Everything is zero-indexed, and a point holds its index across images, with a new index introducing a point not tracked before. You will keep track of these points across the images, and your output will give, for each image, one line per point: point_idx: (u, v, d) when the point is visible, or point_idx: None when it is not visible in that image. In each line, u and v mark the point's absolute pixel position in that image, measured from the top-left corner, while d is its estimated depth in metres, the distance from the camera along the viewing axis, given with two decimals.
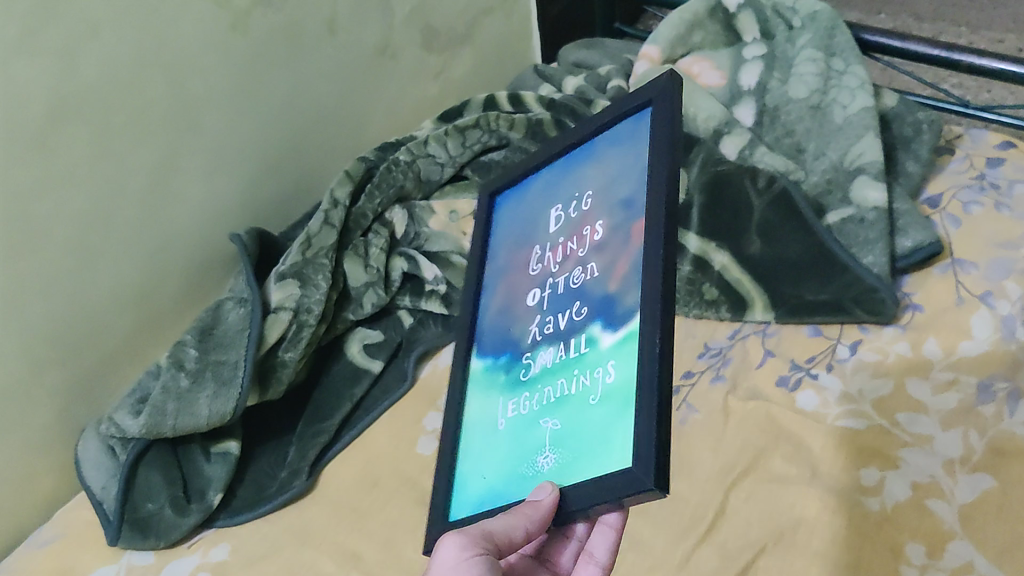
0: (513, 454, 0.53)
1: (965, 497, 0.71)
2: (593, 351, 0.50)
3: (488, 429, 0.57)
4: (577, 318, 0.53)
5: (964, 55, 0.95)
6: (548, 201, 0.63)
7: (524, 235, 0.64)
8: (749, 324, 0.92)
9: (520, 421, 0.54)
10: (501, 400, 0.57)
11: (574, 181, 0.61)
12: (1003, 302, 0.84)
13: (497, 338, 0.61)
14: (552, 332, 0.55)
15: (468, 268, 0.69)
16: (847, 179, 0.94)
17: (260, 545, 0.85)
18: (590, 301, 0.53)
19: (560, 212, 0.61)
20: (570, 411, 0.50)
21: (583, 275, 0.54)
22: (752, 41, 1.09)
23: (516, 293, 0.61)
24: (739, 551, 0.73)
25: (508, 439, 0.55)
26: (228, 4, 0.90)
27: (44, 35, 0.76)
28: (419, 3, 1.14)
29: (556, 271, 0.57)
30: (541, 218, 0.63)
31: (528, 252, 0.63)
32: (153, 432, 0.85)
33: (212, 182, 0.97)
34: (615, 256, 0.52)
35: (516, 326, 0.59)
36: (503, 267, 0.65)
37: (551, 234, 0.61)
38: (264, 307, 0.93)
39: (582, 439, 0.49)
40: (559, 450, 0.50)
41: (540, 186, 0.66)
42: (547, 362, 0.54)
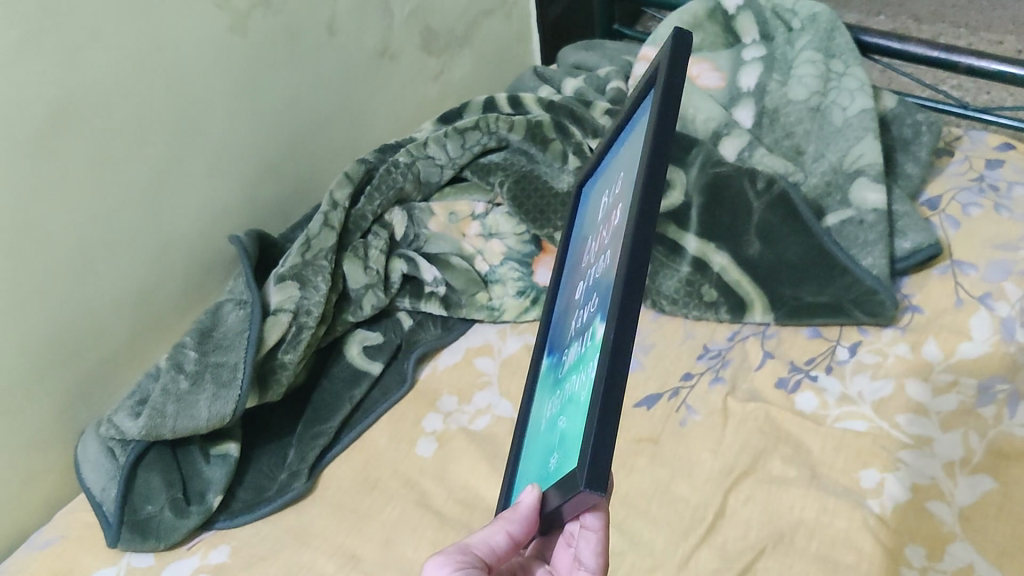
0: (540, 456, 0.50)
1: (965, 499, 0.71)
2: (591, 346, 0.45)
3: (536, 429, 0.55)
4: (591, 312, 0.48)
5: (963, 56, 0.95)
6: (604, 188, 0.59)
7: (588, 228, 0.60)
8: (748, 325, 0.92)
9: (550, 422, 0.51)
10: (546, 403, 0.54)
11: (617, 165, 0.56)
12: (1003, 303, 0.84)
13: (557, 338, 0.58)
14: (580, 328, 0.51)
15: (554, 267, 0.67)
16: (847, 180, 0.94)
17: (259, 546, 0.85)
18: (599, 294, 0.47)
19: (606, 200, 0.56)
20: (571, 409, 0.46)
21: (601, 265, 0.49)
22: (752, 43, 1.09)
23: (572, 290, 0.58)
24: (740, 552, 0.73)
25: (540, 442, 0.52)
26: (228, 6, 0.90)
27: (45, 37, 0.76)
28: (419, 4, 1.14)
29: (593, 263, 0.53)
30: (597, 208, 0.59)
31: (585, 245, 0.59)
32: (153, 434, 0.85)
33: (212, 183, 0.97)
34: (615, 240, 0.46)
35: (566, 323, 0.56)
36: (572, 262, 0.62)
37: (598, 225, 0.56)
38: (264, 309, 0.93)
39: (570, 440, 0.44)
40: (558, 452, 0.46)
41: (605, 172, 0.61)
42: (574, 358, 0.50)
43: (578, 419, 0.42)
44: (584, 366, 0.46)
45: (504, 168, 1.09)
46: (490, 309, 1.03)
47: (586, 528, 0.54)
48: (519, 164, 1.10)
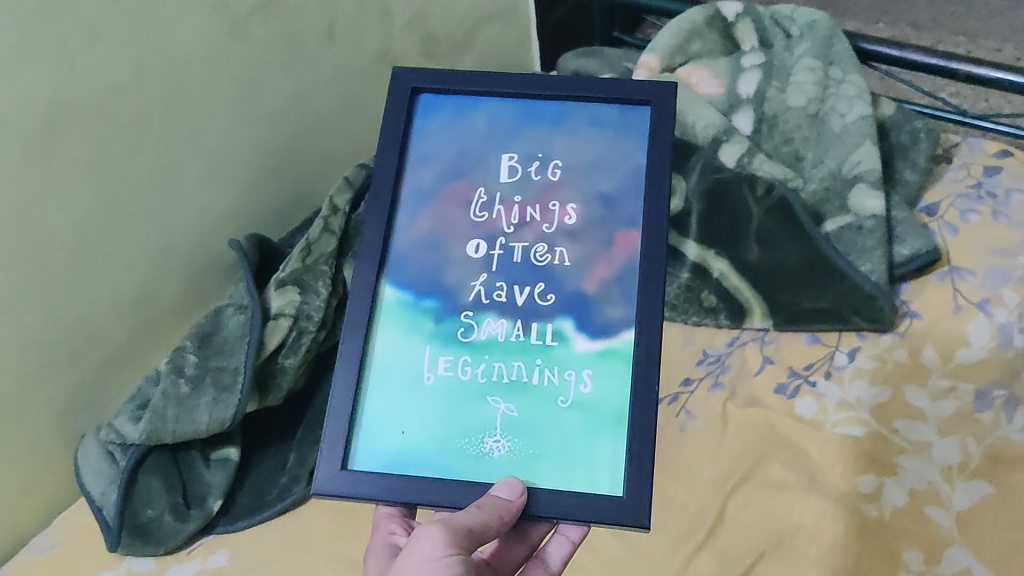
0: (450, 418, 0.56)
1: (963, 504, 0.72)
2: (563, 347, 0.57)
3: (410, 380, 0.57)
4: (541, 303, 0.57)
5: (962, 64, 0.96)
6: (496, 144, 0.61)
7: (465, 169, 0.61)
8: (748, 331, 0.92)
9: (456, 390, 0.57)
10: (428, 353, 0.58)
11: (540, 138, 0.61)
12: (1000, 309, 0.84)
13: (423, 279, 0.59)
14: (505, 304, 0.58)
15: (379, 170, 0.61)
16: (846, 187, 0.95)
17: (260, 551, 0.85)
18: (558, 291, 0.57)
19: (515, 163, 0.61)
20: (531, 402, 0.56)
21: (549, 255, 0.58)
22: (751, 50, 1.09)
23: (449, 233, 0.60)
24: (739, 556, 0.73)
25: (437, 400, 0.57)
26: (229, 10, 0.91)
27: (44, 41, 0.76)
28: (418, 11, 1.15)
29: (509, 234, 0.59)
30: (488, 156, 0.61)
31: (465, 190, 0.61)
32: (154, 438, 0.86)
33: (211, 187, 0.97)
34: (600, 256, 0.58)
35: (453, 275, 0.59)
36: (428, 190, 0.61)
37: (500, 183, 0.60)
38: (265, 314, 0.93)
39: (544, 437, 0.55)
40: (513, 438, 0.55)
41: (484, 118, 0.62)
42: (498, 334, 0.57)
43: (576, 432, 0.55)
44: (549, 362, 0.57)
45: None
46: None
47: (561, 535, 0.64)
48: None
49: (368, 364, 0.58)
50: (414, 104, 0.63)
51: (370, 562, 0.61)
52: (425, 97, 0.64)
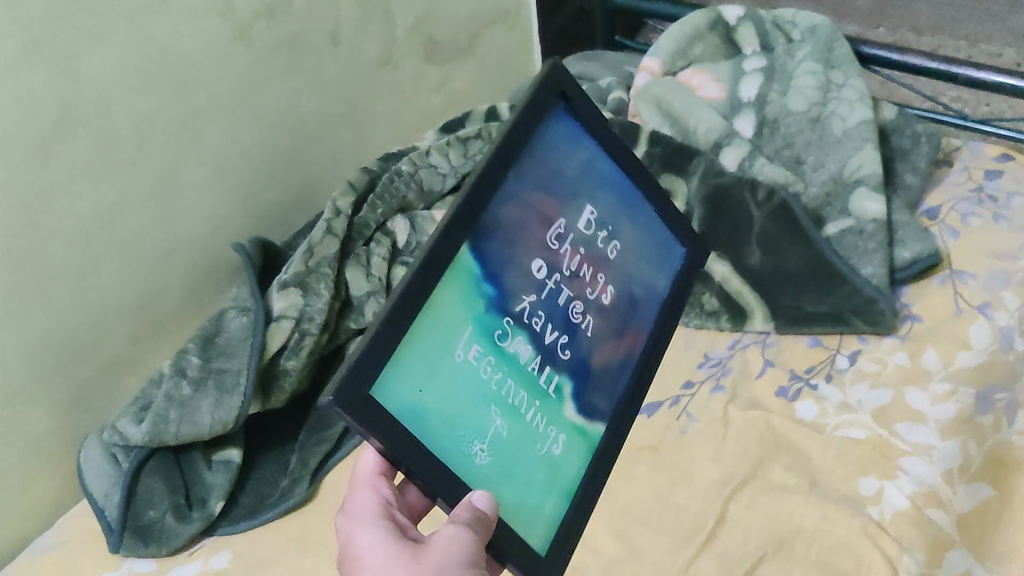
0: (457, 407, 0.49)
1: (965, 506, 0.72)
2: (559, 403, 0.56)
3: (444, 350, 0.48)
4: (562, 352, 0.56)
5: (963, 68, 0.96)
6: (583, 194, 0.61)
7: (561, 194, 0.59)
8: (749, 334, 0.92)
9: (477, 385, 0.50)
10: (472, 346, 0.50)
11: (611, 214, 0.63)
12: (1001, 312, 0.84)
13: (495, 265, 0.52)
14: (538, 333, 0.55)
15: (518, 137, 0.55)
16: (847, 191, 0.95)
17: (260, 553, 0.85)
18: (574, 350, 0.57)
19: (591, 220, 0.61)
20: (520, 433, 0.52)
21: (580, 312, 0.58)
22: (752, 54, 1.10)
23: (526, 236, 0.55)
24: (740, 559, 0.73)
25: (463, 383, 0.49)
26: (233, 14, 0.91)
27: (48, 44, 0.76)
28: (421, 16, 1.16)
29: (562, 272, 0.57)
30: (578, 197, 0.60)
31: (549, 209, 0.57)
32: (156, 440, 0.86)
33: (215, 191, 0.97)
34: (610, 342, 0.61)
35: (513, 279, 0.53)
36: (531, 183, 0.56)
37: (575, 226, 0.59)
38: (268, 316, 0.94)
39: (515, 469, 0.52)
40: (495, 457, 0.50)
41: (585, 162, 0.61)
42: (522, 357, 0.53)
43: (538, 482, 0.53)
44: (551, 408, 0.55)
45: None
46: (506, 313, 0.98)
47: None
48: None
49: (427, 305, 0.47)
50: (556, 109, 0.59)
51: (356, 532, 0.51)
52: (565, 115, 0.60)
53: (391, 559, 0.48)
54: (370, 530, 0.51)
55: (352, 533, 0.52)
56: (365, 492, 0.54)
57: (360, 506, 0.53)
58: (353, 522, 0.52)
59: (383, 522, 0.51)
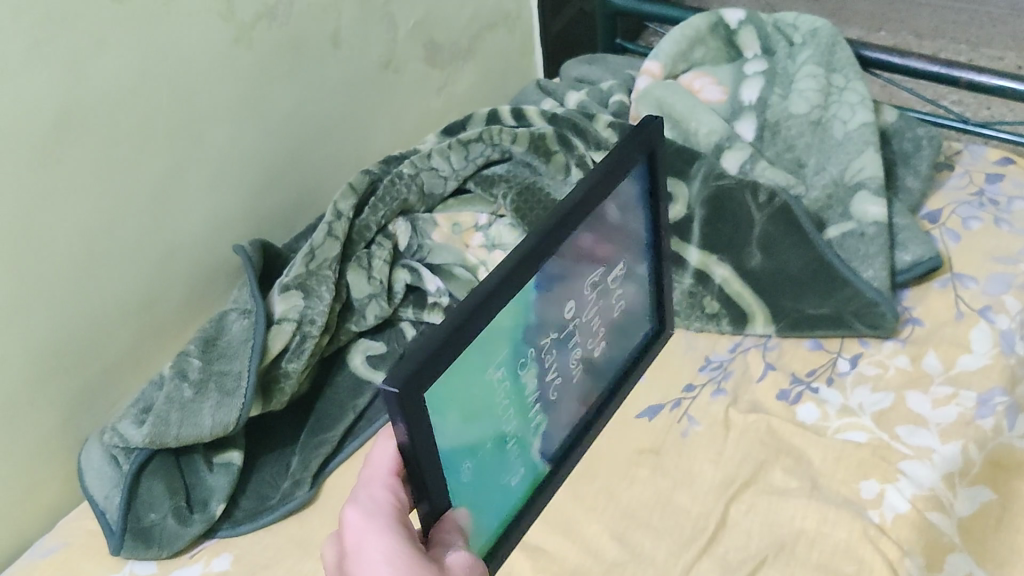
0: (467, 423, 0.49)
1: (965, 510, 0.73)
2: (532, 438, 0.56)
3: (481, 370, 0.48)
4: (549, 391, 0.56)
5: (963, 71, 0.96)
6: (621, 248, 0.60)
7: (609, 243, 0.58)
8: (749, 337, 0.92)
9: (490, 407, 0.50)
10: (501, 371, 0.50)
11: (630, 273, 0.63)
12: (1002, 315, 0.85)
13: (541, 301, 0.52)
14: (542, 368, 0.55)
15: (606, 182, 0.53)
16: (848, 194, 0.95)
17: (260, 555, 0.85)
18: (558, 390, 0.58)
19: (615, 272, 0.60)
20: (498, 458, 0.53)
21: (575, 351, 0.58)
22: (752, 57, 1.11)
23: (569, 274, 0.54)
24: (740, 562, 0.73)
25: (483, 402, 0.49)
26: (234, 17, 0.91)
27: (50, 45, 0.76)
28: (421, 19, 1.16)
29: (575, 312, 0.57)
30: (616, 250, 0.60)
31: (594, 254, 0.57)
32: (156, 442, 0.85)
33: (215, 193, 0.98)
34: (585, 380, 0.61)
35: (545, 312, 0.53)
36: (596, 226, 0.55)
37: (602, 274, 0.59)
38: (268, 319, 0.94)
39: (481, 490, 0.52)
40: (473, 474, 0.51)
41: (636, 223, 0.60)
42: (524, 392, 0.53)
43: (491, 504, 0.54)
44: (531, 438, 0.56)
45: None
46: None
47: None
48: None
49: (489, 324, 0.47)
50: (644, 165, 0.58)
51: (372, 539, 0.47)
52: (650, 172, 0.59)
53: None
54: (388, 539, 0.47)
55: (366, 538, 0.47)
56: (380, 490, 0.50)
57: (374, 508, 0.48)
58: (367, 526, 0.48)
59: (401, 532, 0.47)
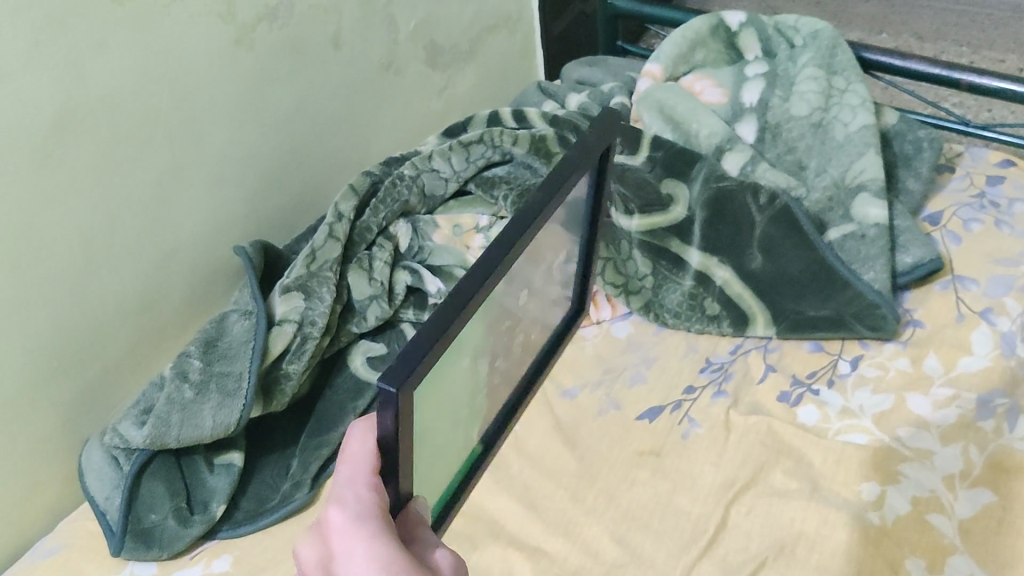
0: (440, 409, 0.49)
1: (965, 512, 0.72)
2: (474, 417, 0.57)
3: (461, 359, 0.48)
4: (494, 371, 0.58)
5: (964, 73, 0.96)
6: (567, 228, 0.62)
7: (560, 231, 0.60)
8: (749, 339, 0.92)
9: (456, 392, 0.51)
10: (468, 360, 0.51)
11: (565, 256, 0.66)
12: (1003, 317, 0.85)
13: (507, 292, 0.53)
14: (494, 351, 0.56)
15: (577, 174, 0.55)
16: (848, 196, 0.95)
17: (260, 557, 0.85)
18: (500, 368, 0.59)
19: (556, 256, 0.63)
20: (450, 439, 0.54)
21: (517, 331, 0.60)
22: (754, 59, 1.10)
23: (532, 261, 0.56)
24: (741, 564, 0.72)
25: (454, 388, 0.50)
26: (235, 18, 0.92)
27: (52, 46, 0.76)
28: (423, 20, 1.16)
29: (526, 295, 0.59)
30: (562, 237, 0.62)
31: (548, 242, 0.58)
32: (157, 442, 0.85)
33: (216, 194, 0.98)
34: (520, 352, 0.64)
35: (509, 299, 0.54)
36: (558, 215, 0.57)
37: (549, 258, 0.61)
38: (269, 320, 0.94)
39: (435, 471, 0.53)
40: (431, 457, 0.51)
41: (581, 204, 0.63)
42: (479, 374, 0.55)
43: (440, 484, 0.55)
44: (476, 415, 0.57)
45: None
46: None
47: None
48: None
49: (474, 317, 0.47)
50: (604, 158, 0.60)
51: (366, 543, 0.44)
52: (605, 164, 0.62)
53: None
54: (378, 550, 0.44)
55: (353, 549, 0.44)
56: (362, 489, 0.46)
57: (360, 512, 0.45)
58: (354, 535, 0.44)
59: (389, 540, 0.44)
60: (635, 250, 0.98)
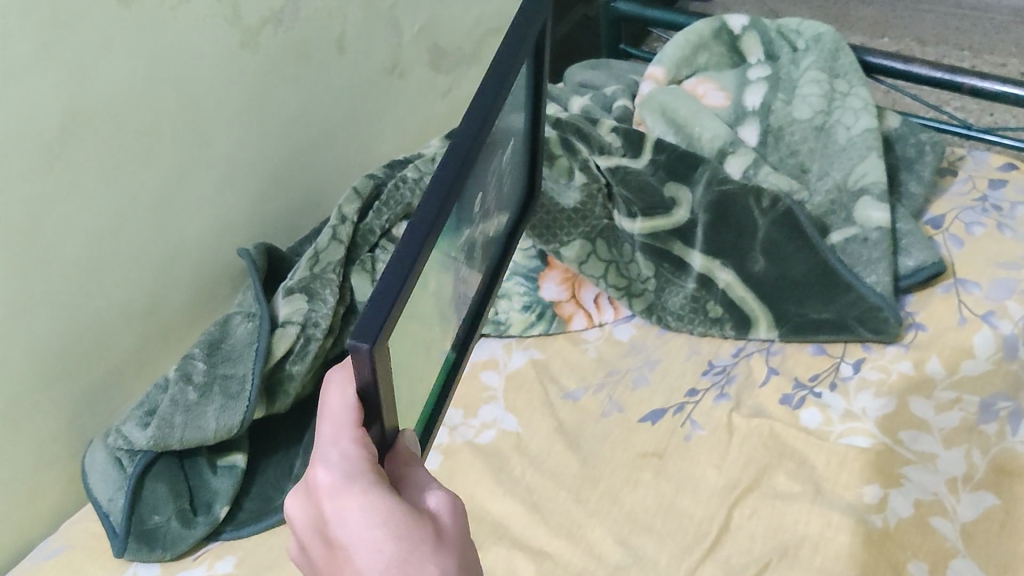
0: (416, 330, 0.52)
1: (968, 515, 0.72)
2: (444, 334, 0.60)
3: (425, 280, 0.51)
4: (460, 283, 0.61)
5: (967, 77, 0.96)
6: (500, 137, 0.65)
7: (498, 134, 0.64)
8: (753, 341, 0.93)
9: (423, 327, 0.53)
10: (431, 289, 0.53)
11: (504, 161, 0.70)
12: (1005, 320, 0.85)
13: (460, 208, 0.55)
14: (458, 264, 0.59)
15: (504, 72, 0.59)
16: (851, 199, 0.95)
17: (264, 557, 0.85)
18: (465, 279, 0.63)
19: (499, 160, 0.67)
20: (426, 359, 0.56)
21: (476, 241, 0.64)
22: (757, 63, 1.11)
23: (479, 172, 0.59)
24: (744, 566, 0.73)
25: (421, 314, 0.52)
26: (240, 21, 0.92)
27: (58, 49, 0.77)
28: (427, 23, 1.17)
29: (480, 206, 0.63)
30: (499, 142, 0.66)
31: (487, 153, 0.61)
32: (161, 444, 0.86)
33: (220, 195, 0.98)
34: (476, 268, 0.67)
35: (466, 210, 0.58)
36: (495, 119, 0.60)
37: (493, 165, 0.65)
38: (273, 323, 0.94)
39: (416, 393, 0.56)
40: (410, 380, 0.53)
41: (506, 111, 0.65)
42: (446, 286, 0.58)
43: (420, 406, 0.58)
44: (445, 333, 0.60)
45: (581, 218, 0.98)
46: (496, 323, 0.98)
47: None
48: (598, 214, 0.98)
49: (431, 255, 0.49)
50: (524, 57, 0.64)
51: (354, 498, 0.45)
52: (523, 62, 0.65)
53: (408, 530, 0.45)
54: (370, 502, 0.45)
55: (345, 505, 0.45)
56: (347, 445, 0.46)
57: (347, 470, 0.46)
58: (345, 492, 0.45)
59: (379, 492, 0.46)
60: (637, 252, 0.98)
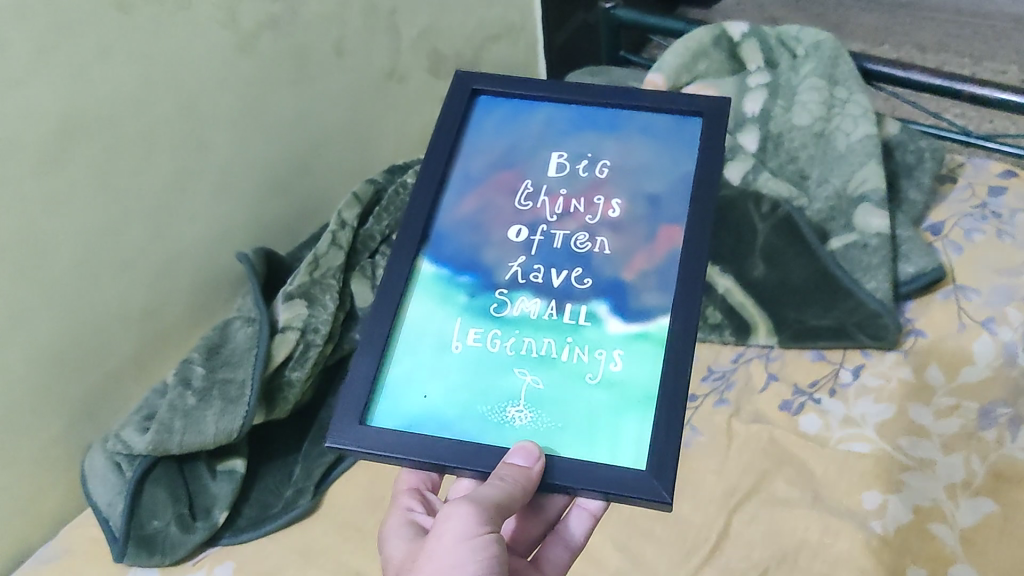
0: (471, 383, 0.56)
1: (967, 521, 0.72)
2: (596, 328, 0.56)
3: (436, 344, 0.57)
4: (577, 284, 0.57)
5: (966, 85, 0.96)
6: (544, 146, 0.63)
7: (513, 159, 0.63)
8: (753, 348, 0.92)
9: (485, 359, 0.56)
10: (456, 331, 0.57)
11: (594, 142, 0.62)
12: (1005, 328, 0.85)
13: (462, 257, 0.59)
14: (540, 282, 0.58)
15: (431, 152, 0.63)
16: (850, 206, 0.96)
17: (263, 563, 0.84)
18: (595, 276, 0.57)
19: (561, 159, 0.62)
20: (555, 373, 0.55)
21: (590, 242, 0.58)
22: (756, 70, 1.10)
23: (491, 217, 0.61)
24: (743, 572, 0.73)
25: (467, 375, 0.56)
26: (239, 26, 0.92)
27: (57, 54, 0.77)
28: (426, 29, 1.17)
29: (549, 221, 0.60)
30: (537, 154, 0.63)
31: (510, 182, 0.62)
32: (160, 448, 0.86)
33: (219, 201, 0.98)
34: (641, 240, 0.58)
35: (490, 252, 0.59)
36: (473, 174, 0.62)
37: (548, 176, 0.62)
38: (273, 328, 0.95)
39: (569, 410, 0.54)
40: (530, 409, 0.54)
41: (540, 121, 0.64)
42: (529, 310, 0.57)
43: (599, 406, 0.54)
44: (599, 335, 0.56)
45: None
46: None
47: (580, 507, 0.64)
48: None
49: (400, 325, 0.58)
50: (473, 102, 0.65)
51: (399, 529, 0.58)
52: (484, 97, 0.66)
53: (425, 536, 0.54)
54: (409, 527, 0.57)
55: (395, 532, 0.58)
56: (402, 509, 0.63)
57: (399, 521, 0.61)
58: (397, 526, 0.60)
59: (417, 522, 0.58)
60: None
